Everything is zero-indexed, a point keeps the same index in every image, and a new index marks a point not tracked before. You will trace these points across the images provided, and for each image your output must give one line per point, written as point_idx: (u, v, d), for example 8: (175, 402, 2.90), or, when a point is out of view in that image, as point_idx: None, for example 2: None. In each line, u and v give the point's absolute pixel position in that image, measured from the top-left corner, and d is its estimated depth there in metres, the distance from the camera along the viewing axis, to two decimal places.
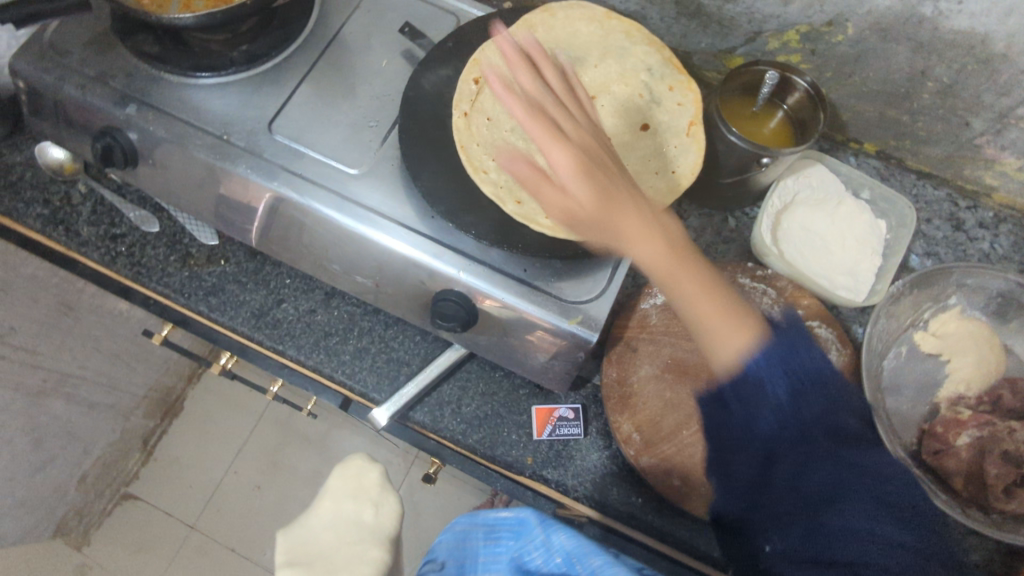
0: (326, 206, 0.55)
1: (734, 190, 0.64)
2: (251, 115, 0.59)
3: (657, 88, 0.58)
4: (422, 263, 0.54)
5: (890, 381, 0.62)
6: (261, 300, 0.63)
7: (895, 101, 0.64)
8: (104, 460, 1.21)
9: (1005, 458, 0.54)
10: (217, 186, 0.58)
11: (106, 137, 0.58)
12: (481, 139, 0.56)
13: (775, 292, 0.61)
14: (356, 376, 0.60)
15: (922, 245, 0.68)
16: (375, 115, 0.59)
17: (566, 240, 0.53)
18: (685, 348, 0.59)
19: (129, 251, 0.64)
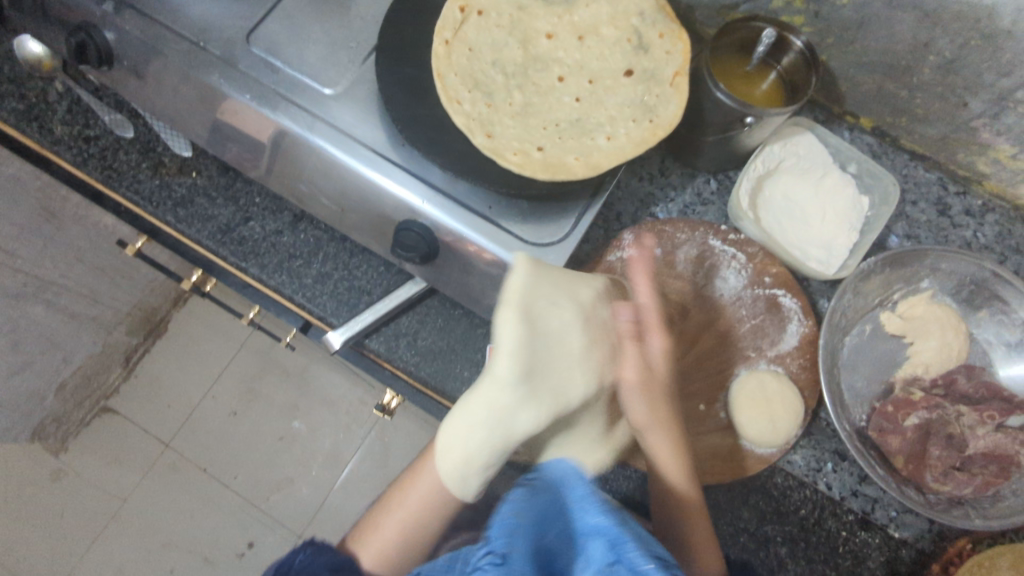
0: (295, 124, 0.54)
1: (716, 150, 0.62)
2: (229, 23, 0.57)
3: (647, 34, 0.56)
4: (388, 189, 0.54)
5: (848, 357, 0.63)
6: (228, 216, 0.63)
7: (895, 75, 0.62)
8: (84, 371, 1.23)
9: (947, 440, 0.57)
10: (191, 95, 0.57)
11: (80, 34, 0.56)
12: (459, 68, 0.54)
13: (745, 258, 0.62)
14: (316, 300, 0.61)
15: (904, 226, 0.67)
16: (355, 36, 0.58)
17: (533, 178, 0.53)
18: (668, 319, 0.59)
19: (101, 154, 0.64)
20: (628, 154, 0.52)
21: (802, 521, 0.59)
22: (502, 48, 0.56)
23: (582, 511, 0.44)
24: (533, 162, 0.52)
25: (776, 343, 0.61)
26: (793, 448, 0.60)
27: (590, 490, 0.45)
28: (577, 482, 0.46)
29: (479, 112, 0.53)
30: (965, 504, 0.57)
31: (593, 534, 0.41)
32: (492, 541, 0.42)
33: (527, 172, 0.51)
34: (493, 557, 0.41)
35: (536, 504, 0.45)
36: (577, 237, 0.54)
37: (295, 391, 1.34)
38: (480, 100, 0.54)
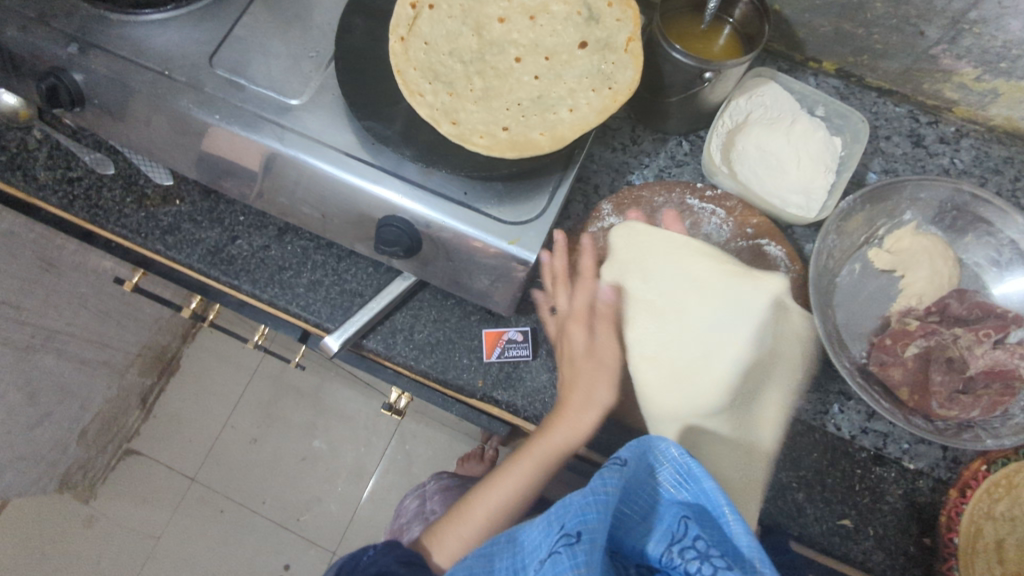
0: (267, 138, 0.56)
1: (683, 110, 0.63)
2: (191, 50, 0.59)
3: (597, 4, 0.57)
4: (362, 189, 0.55)
5: (841, 298, 0.63)
6: (216, 238, 0.64)
7: (848, 13, 0.63)
8: (104, 416, 1.24)
9: (948, 363, 0.56)
10: (164, 123, 0.59)
11: (50, 78, 0.58)
12: (418, 64, 0.56)
13: (724, 213, 0.63)
14: (310, 307, 0.62)
15: (881, 162, 0.68)
16: (314, 45, 0.60)
17: (502, 157, 0.54)
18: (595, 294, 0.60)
19: (86, 194, 0.65)
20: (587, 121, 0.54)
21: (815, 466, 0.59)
22: (457, 37, 0.58)
23: (666, 475, 0.47)
24: (499, 143, 0.54)
25: None
26: (797, 393, 0.61)
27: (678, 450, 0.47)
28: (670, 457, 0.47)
29: (441, 101, 0.55)
30: (974, 427, 0.57)
31: (671, 503, 0.46)
32: (566, 523, 0.43)
33: (496, 154, 0.53)
34: (567, 537, 0.42)
35: (624, 477, 0.46)
36: (553, 213, 0.55)
37: (311, 411, 1.34)
38: (442, 91, 0.56)
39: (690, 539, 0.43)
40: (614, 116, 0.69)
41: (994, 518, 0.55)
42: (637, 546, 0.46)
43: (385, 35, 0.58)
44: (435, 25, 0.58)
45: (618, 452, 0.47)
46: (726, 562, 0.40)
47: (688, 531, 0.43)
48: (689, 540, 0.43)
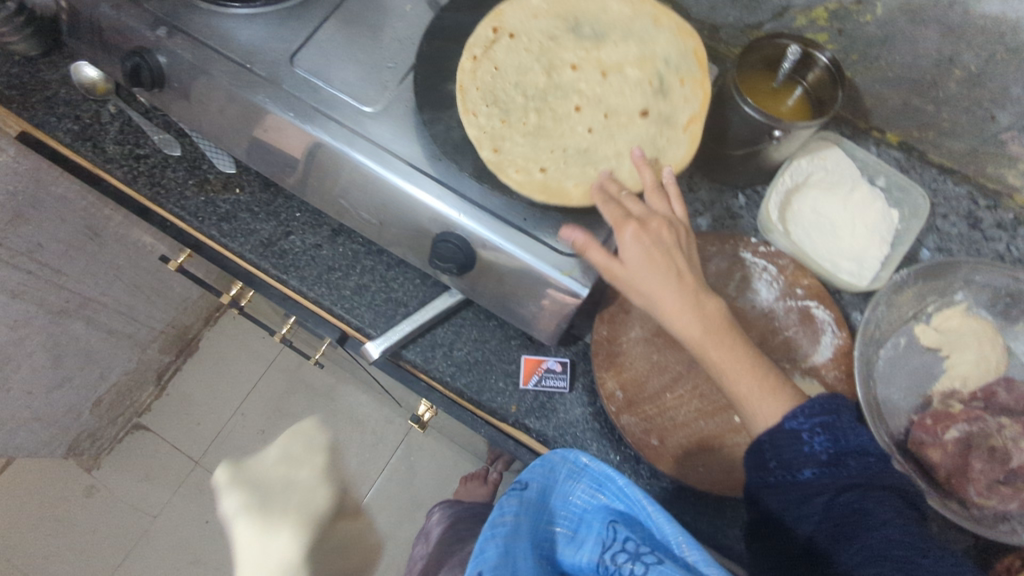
0: (337, 141, 0.56)
1: (745, 163, 0.64)
2: (274, 47, 0.60)
3: (670, 80, 0.58)
4: (424, 203, 0.56)
5: (884, 370, 0.62)
6: (270, 231, 0.65)
7: (921, 89, 0.63)
8: (120, 388, 1.24)
9: (989, 452, 0.56)
10: (239, 115, 0.60)
11: (135, 58, 0.60)
12: (483, 84, 0.57)
13: (776, 270, 0.62)
14: (354, 311, 0.62)
15: (935, 239, 0.68)
16: (393, 56, 0.61)
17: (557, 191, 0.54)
18: None
19: (150, 172, 0.67)
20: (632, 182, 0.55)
21: (861, 493, 0.48)
22: (527, 72, 0.58)
23: (579, 486, 0.51)
24: (532, 181, 0.54)
25: (810, 355, 0.60)
26: None
27: (580, 459, 0.51)
28: (572, 467, 0.51)
29: (492, 126, 0.56)
30: (1011, 520, 0.55)
31: (598, 511, 0.49)
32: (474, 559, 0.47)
33: (524, 191, 0.53)
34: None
35: (524, 501, 0.49)
36: (611, 250, 0.55)
37: (322, 409, 1.34)
38: (496, 117, 0.56)
39: (619, 544, 0.45)
40: None
41: None
42: (568, 556, 0.50)
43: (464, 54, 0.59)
44: (507, 57, 0.58)
45: (521, 474, 0.51)
46: (655, 557, 0.43)
47: (616, 536, 0.46)
48: (618, 544, 0.46)
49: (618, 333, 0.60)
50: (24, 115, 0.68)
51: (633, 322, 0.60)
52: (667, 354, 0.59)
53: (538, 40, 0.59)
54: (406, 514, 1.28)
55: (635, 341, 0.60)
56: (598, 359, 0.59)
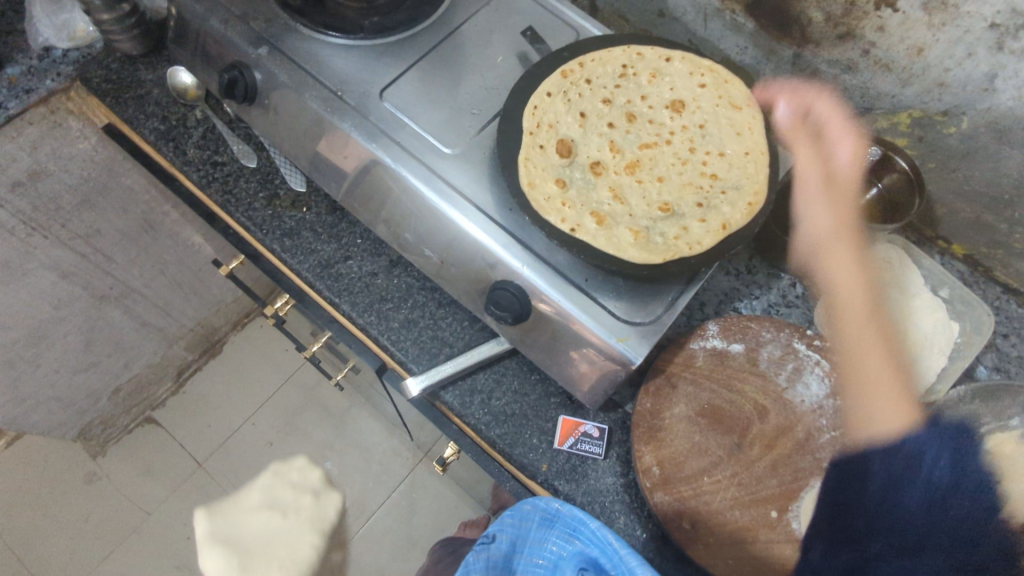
0: (415, 177, 0.58)
1: (811, 255, 0.64)
2: (366, 79, 0.63)
3: (733, 149, 0.58)
4: (490, 249, 0.56)
5: None
6: (329, 252, 0.66)
7: (996, 207, 0.63)
8: (140, 379, 1.24)
9: None
10: (322, 138, 0.62)
11: (234, 71, 0.63)
12: (545, 155, 0.57)
13: (829, 367, 0.61)
14: (399, 344, 0.62)
15: (993, 359, 0.66)
16: (478, 104, 0.62)
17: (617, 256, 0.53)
18: (724, 397, 0.59)
19: (224, 179, 0.69)
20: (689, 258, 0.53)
21: None
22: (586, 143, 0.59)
23: (555, 531, 0.55)
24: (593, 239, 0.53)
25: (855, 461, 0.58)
26: None
27: (548, 502, 0.56)
28: (545, 514, 0.56)
29: (549, 189, 0.55)
30: None
31: (571, 555, 0.54)
32: None
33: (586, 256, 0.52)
34: None
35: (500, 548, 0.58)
36: (669, 321, 0.54)
37: (332, 431, 1.32)
38: (553, 178, 0.56)
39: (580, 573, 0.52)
40: None
41: None
42: None
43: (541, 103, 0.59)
44: (572, 125, 0.59)
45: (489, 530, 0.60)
46: None
47: None
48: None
49: (661, 408, 0.59)
50: (115, 109, 0.71)
51: (678, 399, 0.60)
52: (710, 437, 0.58)
53: (598, 117, 0.60)
54: (399, 554, 1.24)
55: (677, 420, 0.59)
56: (638, 431, 0.58)
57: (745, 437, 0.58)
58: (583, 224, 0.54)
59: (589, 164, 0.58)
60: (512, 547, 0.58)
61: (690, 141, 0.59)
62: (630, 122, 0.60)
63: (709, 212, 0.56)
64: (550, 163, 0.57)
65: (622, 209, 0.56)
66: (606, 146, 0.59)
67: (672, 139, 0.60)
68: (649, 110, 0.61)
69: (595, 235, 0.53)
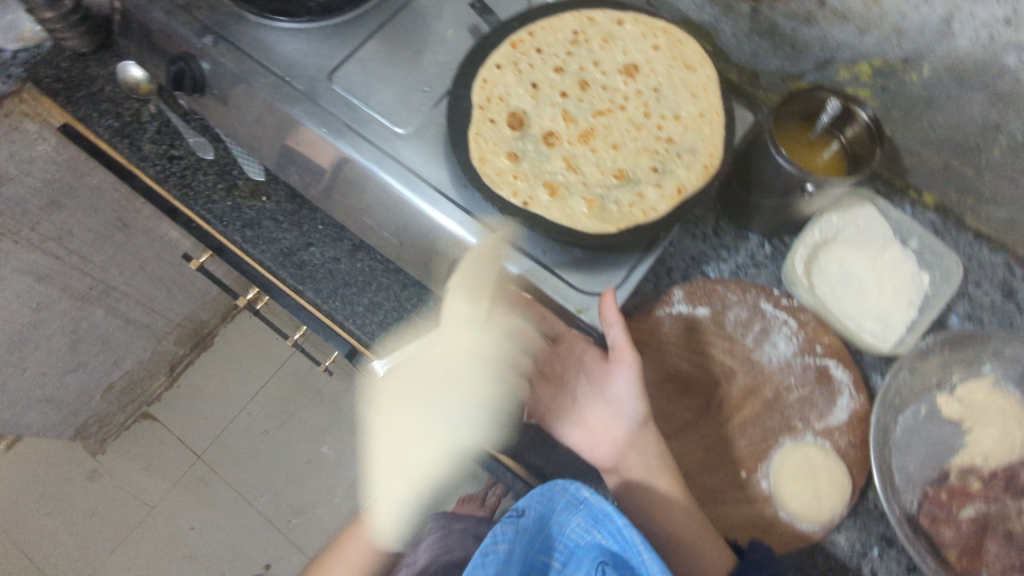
0: (367, 159, 0.57)
1: (776, 212, 0.62)
2: (315, 63, 0.61)
3: (688, 110, 0.58)
4: (446, 227, 0.55)
5: (902, 439, 0.60)
6: (291, 240, 0.66)
7: (963, 154, 0.62)
8: (133, 376, 1.25)
9: (1007, 536, 0.55)
10: (274, 127, 0.61)
11: (180, 63, 0.61)
12: (497, 130, 0.57)
13: (796, 325, 0.61)
14: (366, 328, 0.62)
15: (965, 307, 0.65)
16: (430, 81, 0.61)
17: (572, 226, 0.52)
18: (688, 361, 0.60)
19: (182, 173, 0.68)
20: (643, 224, 0.53)
21: None
22: (540, 113, 0.59)
23: (578, 517, 0.54)
24: (547, 210, 0.53)
25: (823, 415, 0.59)
26: (838, 527, 0.58)
27: (580, 492, 0.54)
28: (571, 500, 0.55)
29: (502, 163, 0.55)
30: None
31: (590, 546, 0.53)
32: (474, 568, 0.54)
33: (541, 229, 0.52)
34: None
35: (524, 526, 0.56)
36: (627, 291, 0.55)
37: (327, 416, 1.33)
38: (505, 152, 0.55)
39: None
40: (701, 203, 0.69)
41: None
42: None
43: (491, 76, 0.58)
44: (525, 96, 0.58)
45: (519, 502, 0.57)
46: None
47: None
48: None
49: None
50: (67, 109, 0.70)
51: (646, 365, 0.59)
52: (674, 402, 0.60)
53: (552, 86, 0.60)
54: None
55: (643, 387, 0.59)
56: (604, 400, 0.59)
57: (711, 400, 0.60)
58: (536, 196, 0.54)
59: (542, 135, 0.57)
60: (540, 525, 0.56)
61: (645, 106, 0.59)
62: (583, 90, 0.59)
63: (664, 177, 0.55)
64: (501, 137, 0.56)
65: (577, 178, 0.55)
66: (559, 116, 0.58)
67: (627, 104, 0.59)
68: (602, 76, 0.60)
69: (548, 205, 0.53)
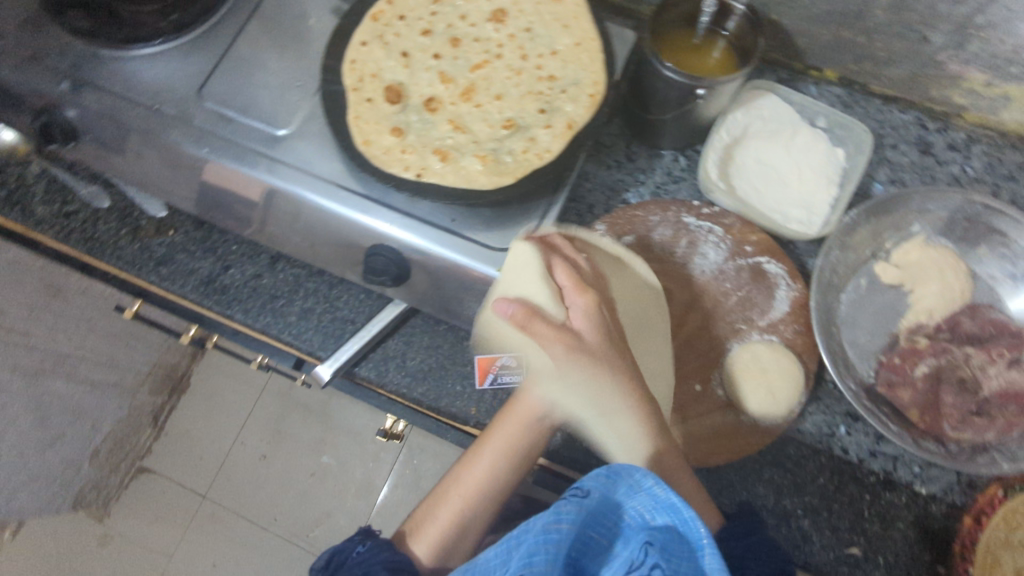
0: (254, 169, 0.55)
1: (679, 124, 0.61)
2: (180, 83, 0.59)
3: (563, 44, 0.58)
4: (349, 219, 0.54)
5: (847, 315, 0.61)
6: (208, 267, 0.64)
7: (849, 22, 0.61)
8: (116, 436, 1.27)
9: (959, 385, 0.56)
10: (155, 158, 0.59)
11: (43, 116, 0.59)
12: (376, 108, 0.55)
13: (722, 231, 0.61)
14: (303, 336, 0.62)
15: (887, 172, 0.65)
16: (301, 75, 0.59)
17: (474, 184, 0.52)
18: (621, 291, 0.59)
19: (82, 227, 0.65)
20: (541, 167, 0.52)
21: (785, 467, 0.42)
22: (415, 80, 0.57)
23: (640, 502, 0.48)
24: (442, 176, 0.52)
25: (766, 311, 0.60)
26: (802, 416, 0.60)
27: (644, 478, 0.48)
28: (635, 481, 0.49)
29: (387, 141, 0.53)
30: (991, 450, 0.55)
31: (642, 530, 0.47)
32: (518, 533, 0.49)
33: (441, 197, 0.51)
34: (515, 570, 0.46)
35: (580, 508, 0.49)
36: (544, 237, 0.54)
37: (320, 426, 1.33)
38: (389, 129, 0.54)
39: (646, 568, 0.44)
40: (608, 132, 0.68)
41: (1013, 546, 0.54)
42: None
43: (356, 54, 0.56)
44: (395, 66, 0.57)
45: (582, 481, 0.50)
46: None
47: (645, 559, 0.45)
48: (645, 566, 0.44)
49: None
50: None
51: None
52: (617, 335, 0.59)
53: (422, 51, 0.58)
54: None
55: None
56: None
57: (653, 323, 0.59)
58: (428, 165, 0.53)
59: (423, 103, 0.56)
60: (598, 510, 0.49)
61: (521, 48, 0.59)
62: (456, 47, 0.59)
63: (553, 115, 0.55)
64: (381, 114, 0.54)
65: (466, 137, 0.54)
66: (436, 79, 0.57)
67: (502, 51, 0.58)
68: (471, 29, 0.59)
69: (443, 168, 0.52)
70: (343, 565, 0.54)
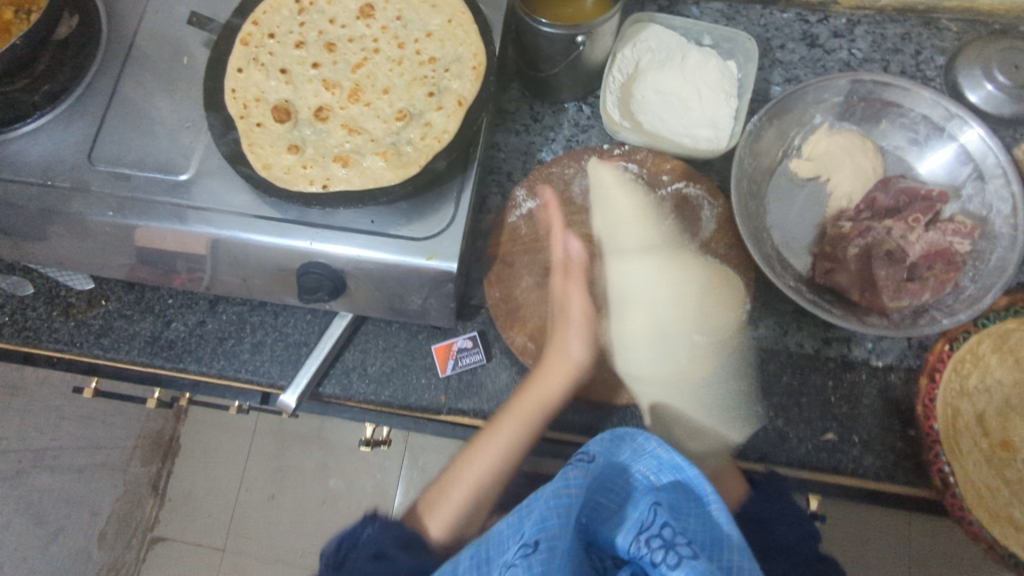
0: (163, 218, 0.54)
1: (572, 76, 0.62)
2: (69, 151, 0.57)
3: (436, 23, 0.58)
4: (269, 244, 0.53)
5: (776, 217, 0.63)
6: (150, 326, 0.64)
7: None
8: (116, 515, 1.25)
9: (888, 257, 0.58)
10: (64, 232, 0.57)
11: None
12: (267, 129, 0.54)
13: (637, 166, 0.62)
14: (259, 369, 0.62)
15: (781, 73, 0.67)
16: (189, 115, 0.59)
17: (379, 181, 0.52)
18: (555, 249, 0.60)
19: (12, 319, 0.64)
20: (440, 148, 0.52)
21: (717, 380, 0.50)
22: (297, 94, 0.57)
23: (642, 463, 0.49)
24: (346, 181, 0.52)
25: (696, 233, 0.61)
26: (753, 323, 0.62)
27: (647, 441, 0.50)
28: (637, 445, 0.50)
29: (287, 160, 0.53)
30: (930, 309, 0.58)
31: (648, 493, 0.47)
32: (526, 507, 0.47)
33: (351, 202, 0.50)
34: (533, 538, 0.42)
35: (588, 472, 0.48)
36: (463, 216, 0.54)
37: (319, 454, 1.30)
38: (285, 147, 0.53)
39: (656, 527, 0.43)
40: (510, 99, 0.68)
41: (968, 394, 0.58)
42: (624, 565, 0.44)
43: (233, 79, 0.55)
44: (276, 86, 0.56)
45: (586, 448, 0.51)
46: (691, 551, 0.41)
47: (655, 518, 0.44)
48: (656, 526, 0.43)
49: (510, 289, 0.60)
50: None
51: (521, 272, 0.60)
52: None
53: (299, 63, 0.58)
54: None
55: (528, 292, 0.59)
56: (499, 322, 0.59)
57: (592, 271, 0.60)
58: (332, 174, 0.52)
59: (313, 115, 0.56)
60: (601, 478, 0.49)
61: (396, 38, 0.59)
62: (332, 52, 0.58)
63: (443, 96, 0.55)
64: (275, 135, 0.54)
65: (363, 139, 0.54)
66: (321, 88, 0.57)
67: (379, 45, 0.59)
68: (343, 30, 0.59)
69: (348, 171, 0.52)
70: (345, 565, 0.47)
